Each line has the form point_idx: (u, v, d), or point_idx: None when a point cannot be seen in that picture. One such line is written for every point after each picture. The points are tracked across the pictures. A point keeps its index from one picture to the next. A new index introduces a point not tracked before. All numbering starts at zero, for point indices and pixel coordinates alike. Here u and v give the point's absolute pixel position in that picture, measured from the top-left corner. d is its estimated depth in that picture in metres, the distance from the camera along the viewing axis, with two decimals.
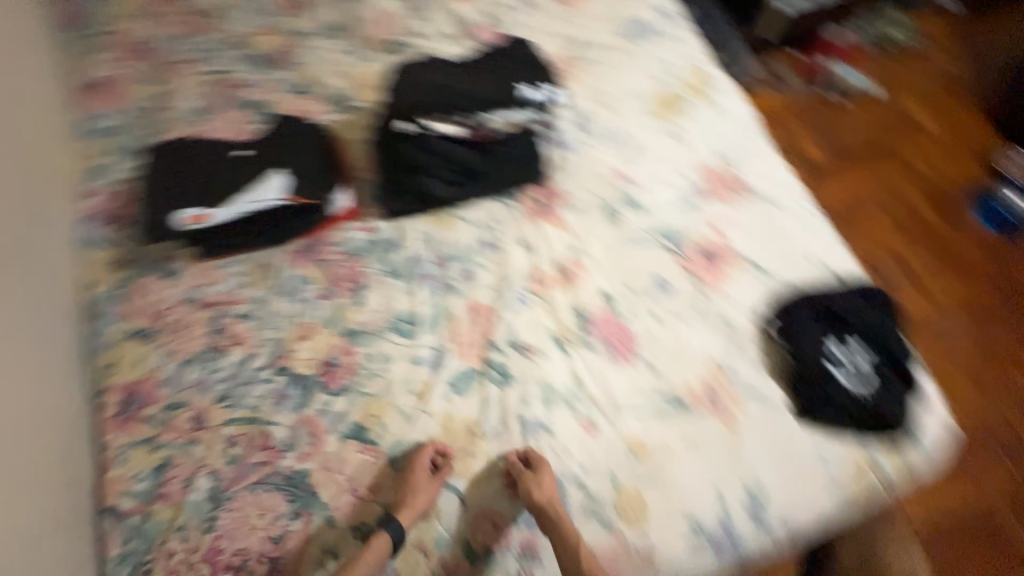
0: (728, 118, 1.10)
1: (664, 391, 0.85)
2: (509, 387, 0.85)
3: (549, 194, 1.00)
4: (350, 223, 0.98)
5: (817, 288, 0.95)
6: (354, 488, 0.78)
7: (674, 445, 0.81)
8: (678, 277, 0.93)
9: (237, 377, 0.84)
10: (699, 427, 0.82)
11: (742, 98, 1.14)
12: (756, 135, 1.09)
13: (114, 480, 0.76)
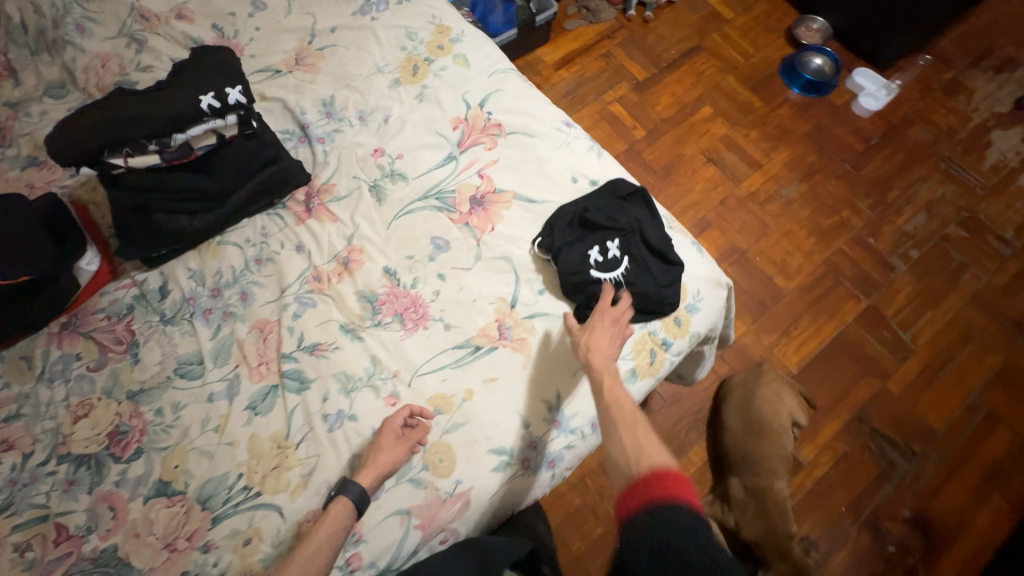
0: (472, 64, 1.10)
1: (460, 342, 0.88)
2: (308, 390, 0.85)
3: (314, 191, 0.99)
4: (111, 284, 0.92)
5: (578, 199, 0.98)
6: (168, 545, 0.76)
7: (473, 388, 0.85)
8: (452, 232, 0.96)
9: (17, 481, 0.79)
10: (495, 362, 0.87)
11: (485, 41, 1.14)
12: (503, 74, 1.10)
13: None
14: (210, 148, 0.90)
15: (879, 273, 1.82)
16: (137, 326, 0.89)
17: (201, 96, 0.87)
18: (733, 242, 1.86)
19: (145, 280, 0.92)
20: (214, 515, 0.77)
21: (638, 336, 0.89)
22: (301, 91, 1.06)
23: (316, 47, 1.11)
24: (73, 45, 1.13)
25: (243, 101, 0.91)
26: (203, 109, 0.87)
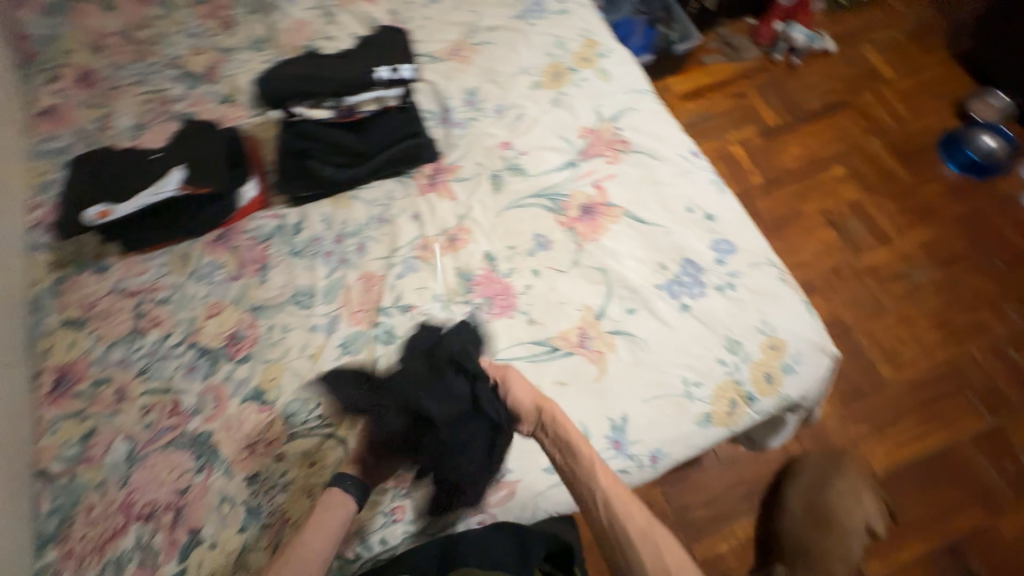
0: (613, 77, 1.13)
1: (539, 339, 0.91)
2: (393, 344, 0.92)
3: (440, 168, 1.07)
4: (259, 211, 1.06)
5: (691, 229, 0.96)
6: (250, 444, 0.86)
7: (542, 386, 0.86)
8: (556, 233, 0.99)
9: (156, 354, 0.94)
10: (569, 368, 0.87)
11: (628, 59, 1.17)
12: (639, 93, 1.11)
13: (46, 448, 0.86)
14: (371, 113, 1.02)
15: (1017, 395, 1.55)
16: (272, 251, 1.03)
17: (377, 70, 1.00)
18: (838, 314, 1.69)
19: (285, 215, 1.06)
20: (292, 430, 0.86)
21: (722, 381, 0.84)
22: (450, 78, 1.15)
23: (473, 41, 1.21)
24: (281, 10, 1.34)
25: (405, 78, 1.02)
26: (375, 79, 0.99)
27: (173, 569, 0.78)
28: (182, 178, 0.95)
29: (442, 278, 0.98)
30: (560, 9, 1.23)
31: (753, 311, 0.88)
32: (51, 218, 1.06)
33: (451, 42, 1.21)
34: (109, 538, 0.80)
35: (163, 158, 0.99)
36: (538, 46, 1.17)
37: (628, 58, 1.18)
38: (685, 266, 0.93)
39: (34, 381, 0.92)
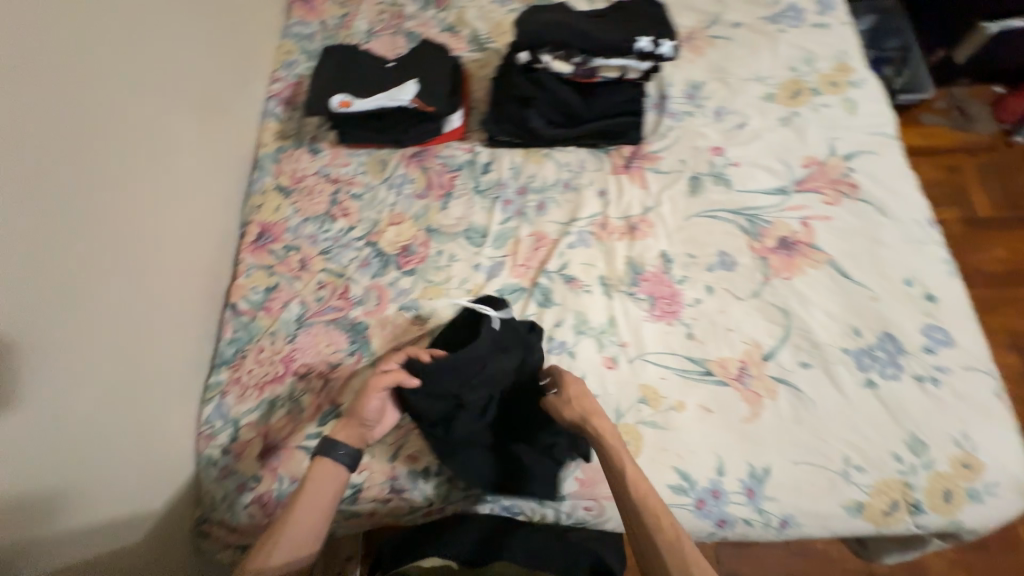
0: (860, 112, 1.01)
1: (695, 357, 0.86)
2: (547, 308, 0.92)
3: (639, 153, 1.04)
4: (456, 142, 1.10)
5: (904, 305, 0.85)
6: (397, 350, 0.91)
7: (686, 404, 0.82)
8: (744, 258, 0.93)
9: (338, 240, 1.02)
10: (719, 397, 0.83)
11: (883, 97, 1.03)
12: (887, 139, 0.98)
13: (240, 287, 0.98)
14: (608, 80, 0.97)
15: None
16: (458, 183, 1.07)
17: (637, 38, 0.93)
18: None
19: (479, 153, 1.09)
20: None
21: (890, 477, 0.76)
22: (676, 66, 1.10)
23: (710, 34, 1.13)
24: None
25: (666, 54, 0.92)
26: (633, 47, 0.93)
27: (313, 430, 0.85)
28: (416, 93, 1.01)
29: (610, 262, 0.96)
30: (819, 24, 1.11)
31: (953, 418, 0.77)
32: (284, 95, 1.18)
33: (687, 29, 1.14)
34: (268, 381, 0.90)
35: (394, 70, 1.05)
36: (785, 57, 1.07)
37: (885, 96, 1.03)
38: (884, 340, 0.83)
39: (243, 229, 1.06)
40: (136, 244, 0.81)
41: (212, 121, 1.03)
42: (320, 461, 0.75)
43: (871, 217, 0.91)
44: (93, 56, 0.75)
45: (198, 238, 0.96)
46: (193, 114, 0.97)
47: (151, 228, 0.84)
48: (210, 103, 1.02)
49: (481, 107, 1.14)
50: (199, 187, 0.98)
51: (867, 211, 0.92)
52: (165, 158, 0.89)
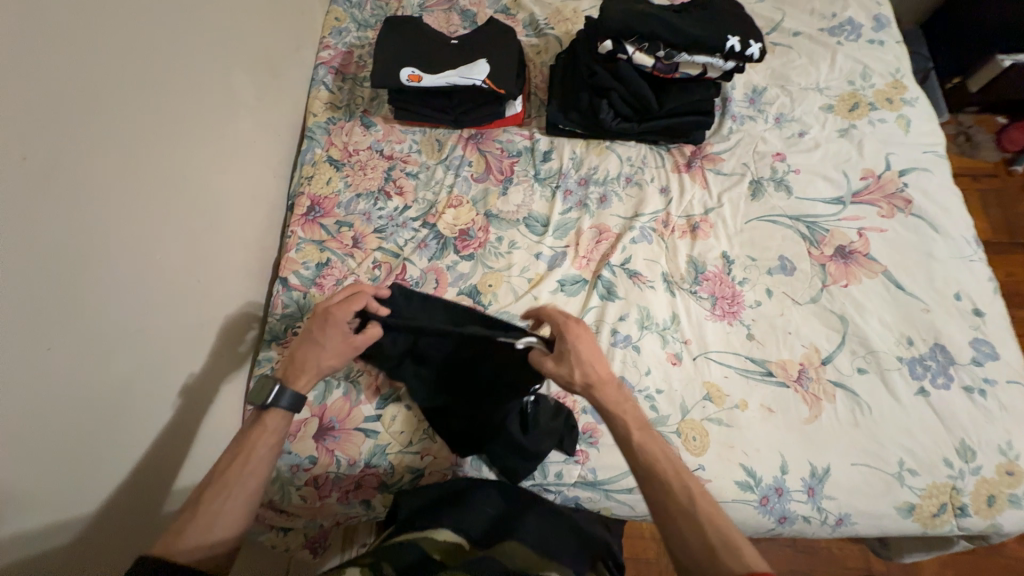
0: (915, 130, 1.03)
1: (756, 358, 0.88)
2: (610, 302, 0.92)
3: (700, 153, 1.04)
4: (515, 128, 1.08)
5: (952, 319, 0.89)
6: None
7: (749, 403, 0.84)
8: (804, 264, 0.94)
9: (393, 220, 0.99)
10: (780, 397, 0.85)
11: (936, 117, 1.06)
12: (938, 157, 1.01)
13: (290, 261, 0.94)
14: (687, 76, 0.95)
15: None
16: (517, 169, 1.04)
17: (728, 36, 0.88)
18: None
19: (539, 141, 1.07)
20: None
21: (941, 482, 0.79)
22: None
23: (772, 40, 1.13)
24: None
25: (752, 57, 0.89)
26: (724, 46, 0.88)
27: (371, 412, 0.83)
28: (489, 73, 0.98)
29: (671, 260, 0.96)
30: (879, 39, 1.13)
31: (999, 428, 0.82)
32: (335, 63, 1.13)
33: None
34: None
35: (458, 48, 1.02)
36: (845, 70, 1.09)
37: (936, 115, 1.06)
38: (935, 350, 0.87)
39: (291, 201, 1.01)
40: (190, 216, 0.77)
41: (268, 85, 0.97)
42: (269, 414, 0.66)
43: (925, 230, 0.95)
44: (156, 16, 0.69)
45: (249, 210, 0.92)
46: (250, 78, 0.92)
47: (205, 201, 0.80)
48: (265, 67, 0.96)
49: (540, 95, 1.12)
50: (253, 156, 0.92)
51: (919, 225, 0.95)
52: (221, 125, 0.84)
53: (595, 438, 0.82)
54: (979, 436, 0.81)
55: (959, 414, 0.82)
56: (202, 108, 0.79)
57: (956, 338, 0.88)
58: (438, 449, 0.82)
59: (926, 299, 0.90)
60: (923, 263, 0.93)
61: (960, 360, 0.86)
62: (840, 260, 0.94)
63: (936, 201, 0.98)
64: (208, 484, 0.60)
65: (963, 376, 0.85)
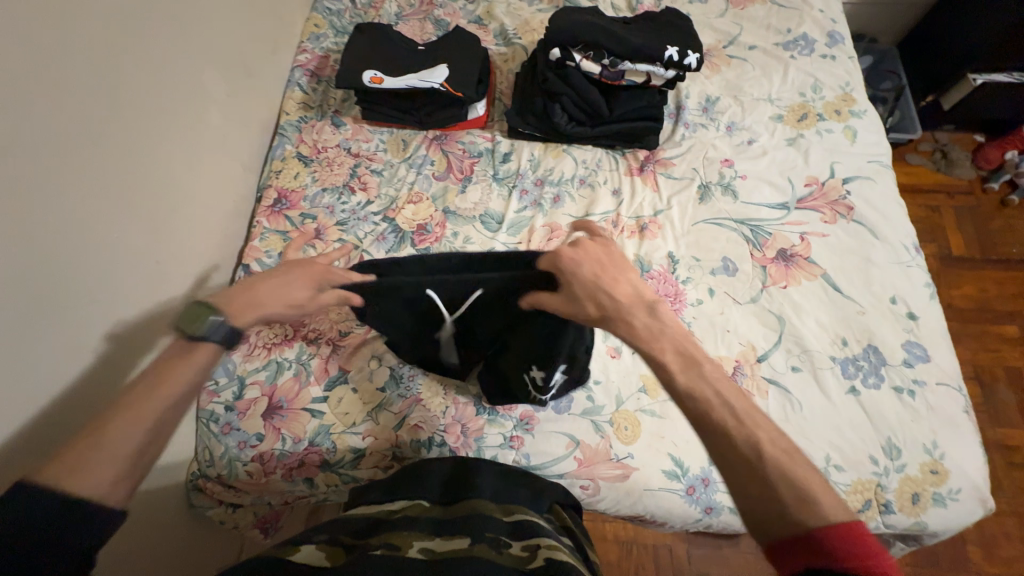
0: (859, 140, 1.07)
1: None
2: None
3: (653, 158, 1.08)
4: (477, 130, 1.13)
5: (887, 323, 0.91)
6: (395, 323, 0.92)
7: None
8: (746, 265, 0.97)
9: (355, 213, 1.04)
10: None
11: (881, 128, 1.09)
12: (880, 166, 1.04)
13: (253, 250, 0.99)
14: (634, 84, 0.99)
15: None
16: (478, 169, 1.09)
17: (669, 46, 0.93)
18: None
19: (501, 142, 1.11)
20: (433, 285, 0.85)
21: (865, 477, 0.81)
22: (694, 79, 1.14)
23: (727, 52, 1.18)
24: None
25: (692, 67, 0.94)
26: (663, 55, 0.92)
27: (319, 393, 0.87)
28: (447, 77, 1.03)
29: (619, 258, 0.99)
30: (830, 54, 1.17)
31: (925, 429, 0.84)
32: (310, 66, 1.19)
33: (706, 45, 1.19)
34: (277, 343, 0.91)
35: (423, 54, 1.07)
36: (795, 82, 1.13)
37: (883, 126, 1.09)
38: (868, 351, 0.89)
39: (260, 193, 1.06)
40: (158, 204, 0.81)
41: (242, 83, 1.03)
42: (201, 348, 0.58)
43: (864, 235, 0.98)
44: (137, 20, 0.75)
45: (216, 201, 0.96)
46: (225, 77, 0.97)
47: (174, 188, 0.84)
48: (240, 67, 1.02)
49: (503, 100, 1.17)
50: (222, 149, 0.97)
51: (860, 231, 0.99)
52: (193, 120, 0.89)
53: (532, 424, 0.85)
54: (906, 435, 0.83)
55: (886, 413, 0.85)
56: (175, 101, 0.84)
57: (890, 341, 0.90)
58: (380, 432, 0.85)
59: (861, 301, 0.93)
60: (859, 268, 0.96)
61: (892, 362, 0.88)
62: (780, 262, 0.97)
63: (878, 209, 1.00)
64: (117, 412, 0.51)
65: (894, 377, 0.87)
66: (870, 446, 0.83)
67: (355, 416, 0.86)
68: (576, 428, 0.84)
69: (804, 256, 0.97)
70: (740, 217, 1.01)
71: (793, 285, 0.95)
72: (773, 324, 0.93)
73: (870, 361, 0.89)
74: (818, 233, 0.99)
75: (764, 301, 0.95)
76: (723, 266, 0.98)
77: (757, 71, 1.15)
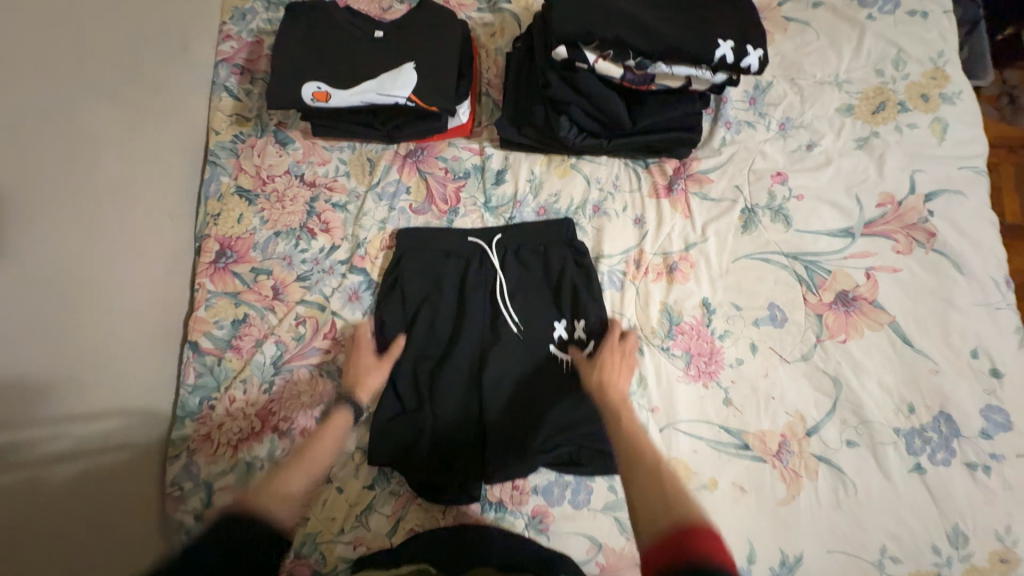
0: (951, 137, 0.83)
1: (731, 429, 0.77)
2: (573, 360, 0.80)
3: (684, 171, 0.86)
4: (462, 140, 0.89)
5: (965, 382, 0.76)
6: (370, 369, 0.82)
7: (719, 482, 0.75)
8: (797, 313, 0.80)
9: (319, 264, 0.85)
10: (754, 475, 0.76)
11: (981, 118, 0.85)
12: (973, 173, 0.82)
13: (200, 322, 0.82)
14: (666, 89, 0.75)
15: None
16: (466, 195, 0.87)
17: (720, 42, 0.68)
18: None
19: (492, 157, 0.88)
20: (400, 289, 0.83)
21: (924, 570, 0.71)
22: None
23: (783, 13, 0.90)
24: None
25: (750, 70, 0.70)
26: (713, 56, 0.68)
27: None
28: (415, 84, 0.77)
29: (642, 309, 0.82)
30: (921, 9, 0.88)
31: (1000, 511, 0.72)
32: (239, 59, 0.92)
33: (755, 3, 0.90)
34: (243, 440, 0.78)
35: (381, 45, 0.81)
36: (872, 55, 0.87)
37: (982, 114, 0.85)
38: (938, 420, 0.76)
39: (199, 244, 0.86)
40: (48, 308, 0.63)
41: (146, 106, 0.78)
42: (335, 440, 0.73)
43: (945, 269, 0.80)
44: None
45: (142, 269, 0.77)
46: (115, 105, 0.72)
47: (79, 279, 0.67)
48: (140, 84, 0.77)
49: (491, 95, 0.92)
50: (133, 202, 0.76)
51: (941, 263, 0.80)
52: (71, 181, 0.66)
53: (546, 523, 0.74)
54: (977, 521, 0.72)
55: (955, 494, 0.73)
56: (49, 164, 0.63)
57: (966, 407, 0.76)
58: (372, 537, 0.75)
59: (934, 354, 0.78)
60: (935, 311, 0.79)
61: (966, 433, 0.75)
62: (839, 308, 0.80)
63: (965, 234, 0.81)
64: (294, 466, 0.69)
65: (966, 449, 0.74)
66: (934, 533, 0.72)
67: (343, 519, 0.75)
68: (597, 525, 0.74)
69: (869, 299, 0.80)
70: (794, 252, 0.82)
71: (854, 338, 0.79)
72: (827, 388, 0.78)
73: (941, 432, 0.75)
74: (887, 269, 0.80)
75: (816, 358, 0.79)
76: (769, 316, 0.81)
77: (823, 42, 0.87)
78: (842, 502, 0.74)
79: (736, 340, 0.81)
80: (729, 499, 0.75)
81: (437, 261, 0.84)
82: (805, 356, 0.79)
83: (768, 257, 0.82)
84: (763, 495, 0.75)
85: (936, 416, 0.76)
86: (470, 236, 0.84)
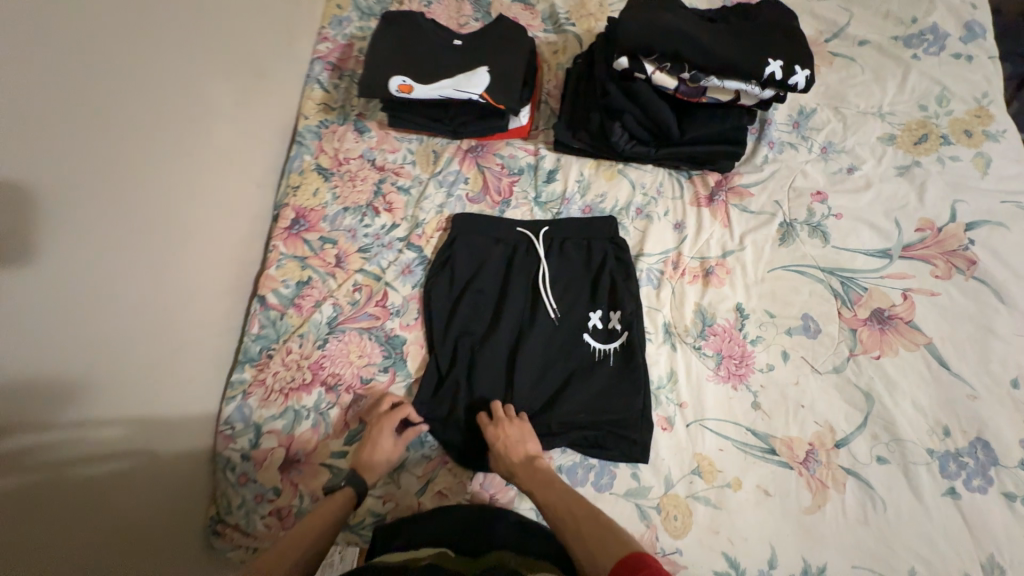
0: (993, 173, 0.86)
1: (759, 432, 0.78)
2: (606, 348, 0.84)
3: (725, 184, 0.91)
4: (519, 141, 0.98)
5: (1003, 410, 0.76)
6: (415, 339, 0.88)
7: (743, 483, 0.76)
8: (831, 326, 0.82)
9: (379, 239, 0.93)
10: (779, 480, 0.76)
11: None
12: (1017, 208, 0.84)
13: (270, 279, 0.90)
14: (716, 102, 0.82)
15: None
16: (518, 189, 0.95)
17: (771, 60, 0.75)
18: None
19: (546, 158, 0.96)
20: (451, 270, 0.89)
21: None
22: None
23: (831, 49, 0.96)
24: None
25: (797, 87, 0.76)
26: (763, 73, 0.74)
27: (338, 448, 0.81)
28: (488, 85, 0.87)
29: (676, 308, 0.86)
30: (966, 55, 0.93)
31: None
32: (332, 58, 1.05)
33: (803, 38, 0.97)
34: (294, 389, 0.83)
35: (460, 51, 0.91)
36: (916, 92, 0.91)
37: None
38: (975, 446, 0.75)
39: (276, 211, 0.96)
40: (158, 240, 0.70)
41: (255, 86, 0.90)
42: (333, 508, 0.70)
43: (986, 298, 0.81)
44: (120, 33, 0.61)
45: (229, 224, 0.86)
46: (232, 81, 0.84)
47: (186, 219, 0.75)
48: (253, 68, 0.90)
49: (550, 104, 1.01)
50: (232, 165, 0.86)
51: (981, 292, 0.81)
52: (194, 138, 0.76)
53: None
54: (1015, 554, 0.69)
55: (990, 523, 0.71)
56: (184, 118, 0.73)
57: (1004, 436, 0.75)
58: (399, 495, 0.79)
59: (972, 381, 0.77)
60: (974, 338, 0.79)
61: (1003, 462, 0.73)
62: (874, 325, 0.81)
63: (1007, 266, 0.82)
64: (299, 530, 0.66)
65: (1003, 478, 0.73)
66: (968, 562, 0.70)
67: None
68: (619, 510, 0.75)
69: (905, 319, 0.81)
70: (830, 267, 0.84)
71: (889, 355, 0.80)
72: (859, 403, 0.79)
73: (977, 459, 0.74)
74: (925, 292, 0.82)
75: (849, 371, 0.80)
76: (802, 326, 0.83)
77: (868, 77, 0.93)
78: (871, 519, 0.73)
79: (768, 347, 0.83)
80: (753, 501, 0.75)
81: (485, 246, 0.91)
82: (837, 369, 0.81)
83: (804, 270, 0.85)
84: (788, 502, 0.75)
85: (973, 442, 0.75)
86: (519, 227, 0.91)
